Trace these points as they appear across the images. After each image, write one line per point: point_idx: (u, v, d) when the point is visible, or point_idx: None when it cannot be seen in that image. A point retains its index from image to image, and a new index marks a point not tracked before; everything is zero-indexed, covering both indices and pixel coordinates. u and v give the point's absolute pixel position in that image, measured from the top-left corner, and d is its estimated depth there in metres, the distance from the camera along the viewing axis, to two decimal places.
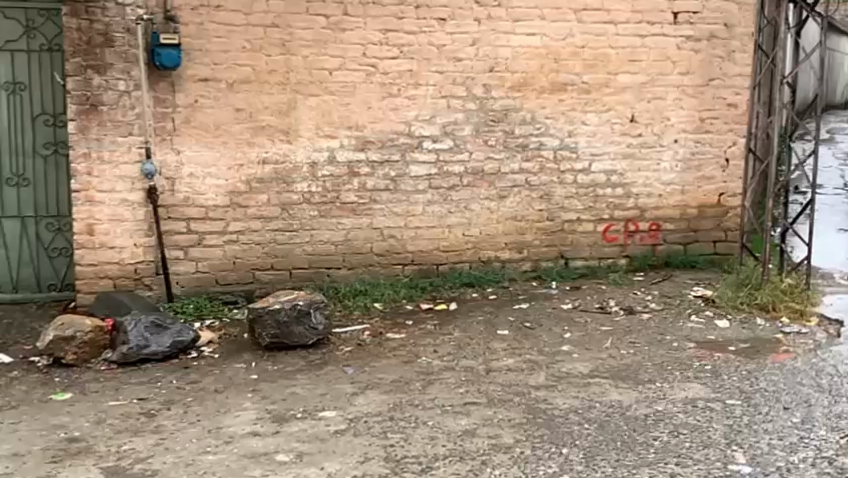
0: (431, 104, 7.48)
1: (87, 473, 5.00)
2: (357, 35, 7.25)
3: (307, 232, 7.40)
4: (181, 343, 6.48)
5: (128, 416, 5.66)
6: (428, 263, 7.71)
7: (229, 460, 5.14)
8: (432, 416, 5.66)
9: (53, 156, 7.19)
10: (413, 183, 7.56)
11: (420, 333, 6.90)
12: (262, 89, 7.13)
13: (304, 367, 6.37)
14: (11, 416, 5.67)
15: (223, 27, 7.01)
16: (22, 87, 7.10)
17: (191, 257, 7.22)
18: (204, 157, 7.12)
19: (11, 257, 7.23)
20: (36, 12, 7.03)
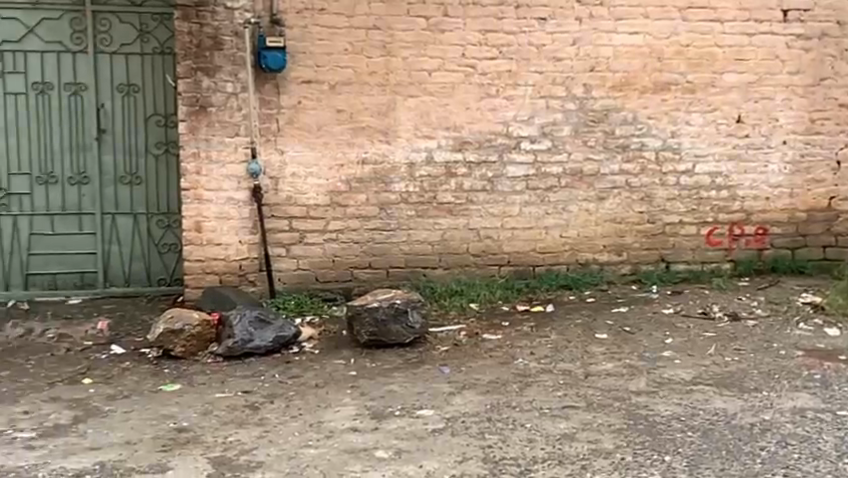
0: (530, 104, 7.44)
1: (195, 462, 5.08)
2: (456, 36, 7.25)
3: (404, 232, 7.41)
4: (283, 339, 6.58)
5: (233, 408, 5.76)
6: (525, 263, 7.65)
7: (330, 455, 5.17)
8: (530, 418, 5.61)
9: (165, 155, 7.35)
10: (510, 184, 7.52)
11: (517, 335, 6.85)
12: (363, 90, 7.17)
13: (402, 365, 6.40)
14: (123, 405, 5.80)
15: (325, 29, 7.06)
16: (136, 89, 7.26)
17: (293, 255, 7.28)
18: (306, 157, 7.18)
19: (124, 253, 7.39)
20: (149, 17, 7.21)
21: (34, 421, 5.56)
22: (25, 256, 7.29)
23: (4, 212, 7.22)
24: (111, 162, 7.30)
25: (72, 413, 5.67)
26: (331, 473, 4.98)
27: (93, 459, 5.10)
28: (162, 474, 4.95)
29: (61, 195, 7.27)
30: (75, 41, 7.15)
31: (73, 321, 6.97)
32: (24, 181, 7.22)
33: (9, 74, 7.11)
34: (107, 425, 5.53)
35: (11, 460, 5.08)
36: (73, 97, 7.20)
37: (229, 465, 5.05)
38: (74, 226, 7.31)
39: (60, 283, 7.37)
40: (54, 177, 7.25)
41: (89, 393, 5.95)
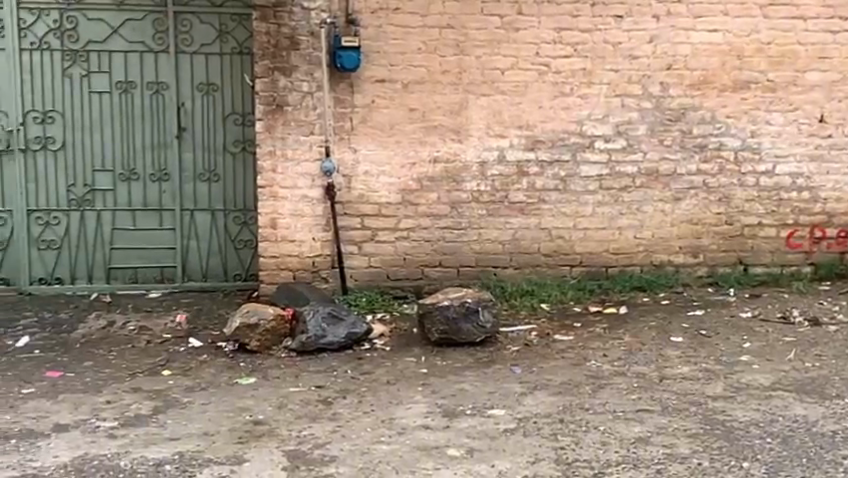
0: (604, 103, 7.35)
1: (270, 455, 5.13)
2: (530, 34, 7.19)
3: (475, 231, 7.38)
4: (355, 335, 6.61)
5: (307, 403, 5.80)
6: (598, 264, 7.56)
7: (402, 451, 5.17)
8: (604, 421, 5.54)
9: (242, 153, 7.40)
10: (583, 183, 7.44)
11: (590, 336, 6.78)
12: (436, 89, 7.15)
13: (473, 364, 6.37)
14: (202, 397, 5.87)
15: (400, 28, 7.06)
16: (215, 88, 7.31)
17: (364, 252, 7.29)
18: (378, 155, 7.19)
19: (202, 248, 7.47)
20: (229, 17, 7.24)
21: (116, 411, 5.65)
22: (108, 250, 7.42)
23: (88, 208, 7.35)
24: (191, 159, 7.38)
25: (152, 403, 5.76)
26: (404, 469, 4.98)
27: (173, 449, 5.17)
28: (239, 466, 5.00)
29: (142, 191, 7.37)
30: (157, 41, 7.22)
31: (152, 314, 7.08)
32: (107, 177, 7.34)
33: (93, 73, 7.21)
34: (186, 416, 5.61)
35: (93, 448, 5.18)
36: (155, 96, 7.28)
37: (304, 459, 5.08)
38: (155, 222, 7.41)
39: (141, 277, 7.48)
40: (136, 174, 7.36)
41: (169, 384, 6.04)
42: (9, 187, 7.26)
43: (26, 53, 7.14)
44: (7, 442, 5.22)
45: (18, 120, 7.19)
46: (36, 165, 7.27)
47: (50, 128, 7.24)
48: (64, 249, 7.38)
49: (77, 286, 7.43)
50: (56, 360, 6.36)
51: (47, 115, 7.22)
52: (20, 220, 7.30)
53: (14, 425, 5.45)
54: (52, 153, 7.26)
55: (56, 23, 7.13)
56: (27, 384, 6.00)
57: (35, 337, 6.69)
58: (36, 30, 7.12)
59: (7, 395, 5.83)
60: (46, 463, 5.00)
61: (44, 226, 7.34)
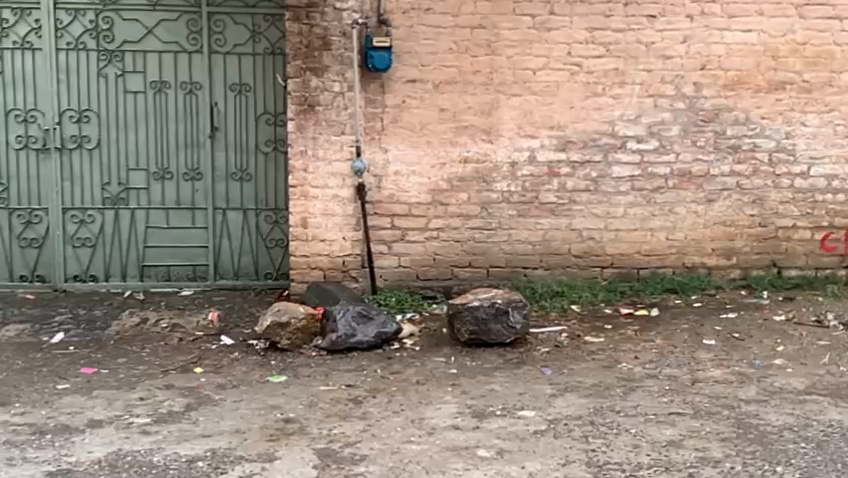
0: (637, 104, 7.30)
1: (301, 453, 5.16)
2: (562, 34, 7.16)
3: (505, 232, 7.37)
4: (385, 335, 6.63)
5: (337, 401, 5.83)
6: (629, 266, 7.52)
7: (432, 452, 5.18)
8: (635, 424, 5.51)
9: (274, 153, 7.45)
10: (615, 185, 7.40)
11: (620, 338, 6.74)
12: (466, 89, 7.15)
13: (502, 365, 6.36)
14: (233, 395, 5.92)
15: (431, 29, 7.07)
16: (248, 88, 7.37)
17: (394, 252, 7.31)
18: (409, 155, 7.20)
19: (234, 247, 7.54)
20: (262, 18, 7.30)
21: (149, 407, 5.72)
22: (141, 248, 7.51)
23: (122, 206, 7.44)
24: (223, 159, 7.44)
25: (184, 401, 5.82)
26: (434, 469, 4.98)
27: (205, 446, 5.23)
28: (270, 463, 5.04)
29: (175, 190, 7.45)
30: (191, 41, 7.29)
31: (185, 312, 7.16)
32: (141, 176, 7.42)
33: (128, 73, 7.30)
34: (218, 413, 5.66)
35: (127, 444, 5.24)
36: (189, 96, 7.35)
37: (334, 458, 5.11)
38: (188, 220, 7.49)
39: (174, 275, 7.56)
40: (169, 173, 7.43)
41: (201, 381, 6.10)
42: (46, 185, 7.38)
43: (63, 53, 7.24)
44: (42, 438, 5.30)
45: (54, 120, 7.30)
46: (72, 164, 7.37)
47: (86, 127, 7.34)
48: (99, 247, 7.48)
49: (111, 283, 7.52)
50: (91, 356, 6.45)
51: (82, 114, 7.32)
52: (56, 218, 7.40)
53: (49, 420, 5.53)
54: (87, 152, 7.36)
55: (93, 23, 7.23)
56: (62, 380, 6.09)
57: (70, 333, 6.79)
58: (72, 30, 7.23)
59: (42, 391, 5.92)
60: (81, 459, 5.07)
61: (79, 223, 7.44)
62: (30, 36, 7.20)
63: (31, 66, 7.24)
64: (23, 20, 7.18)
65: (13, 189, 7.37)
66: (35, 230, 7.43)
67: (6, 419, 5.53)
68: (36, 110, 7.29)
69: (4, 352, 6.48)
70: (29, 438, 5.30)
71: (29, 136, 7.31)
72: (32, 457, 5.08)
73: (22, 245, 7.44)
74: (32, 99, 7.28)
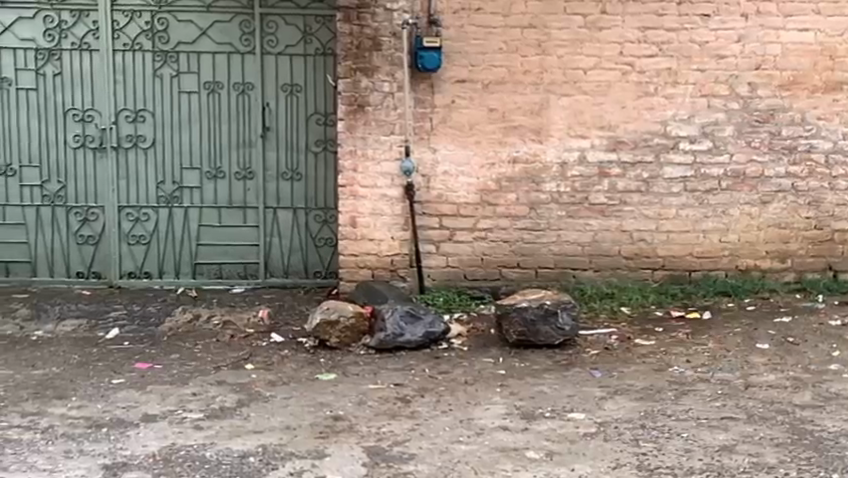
0: (690, 104, 7.22)
1: (351, 450, 5.20)
2: (614, 33, 7.11)
3: (554, 233, 7.34)
4: (433, 334, 6.64)
5: (386, 400, 5.86)
6: (681, 268, 7.45)
7: (481, 452, 5.18)
8: (687, 428, 5.44)
9: (323, 152, 7.52)
10: (667, 186, 7.32)
11: (671, 341, 6.67)
12: (516, 89, 7.13)
13: (551, 367, 6.33)
14: (283, 391, 5.99)
15: (481, 28, 7.06)
16: (299, 88, 7.44)
17: (442, 252, 7.32)
18: (458, 155, 7.21)
19: (284, 245, 7.63)
20: (313, 19, 7.36)
21: (201, 403, 5.81)
22: (194, 246, 7.63)
23: (176, 205, 7.57)
24: (274, 158, 7.53)
25: (236, 396, 5.90)
26: (483, 470, 4.98)
27: (257, 442, 5.29)
28: (320, 460, 5.08)
29: (227, 189, 7.56)
30: (244, 42, 7.39)
31: (237, 309, 7.25)
32: (194, 175, 7.54)
33: (183, 74, 7.42)
34: (268, 410, 5.73)
35: (180, 438, 5.33)
36: (241, 97, 7.45)
37: (383, 456, 5.14)
38: (239, 219, 7.59)
39: (225, 273, 7.67)
40: (222, 172, 7.54)
41: (252, 378, 6.18)
42: (102, 183, 7.54)
43: (120, 54, 7.39)
44: (98, 431, 5.42)
45: (111, 119, 7.45)
46: (127, 163, 7.52)
47: (141, 126, 7.48)
48: (154, 244, 7.62)
49: (164, 280, 7.66)
50: (145, 352, 6.57)
51: (138, 114, 7.46)
52: (112, 216, 7.56)
53: (105, 414, 5.65)
54: (142, 151, 7.50)
55: (148, 25, 7.35)
56: (117, 375, 6.21)
57: (125, 329, 6.93)
58: (128, 31, 7.36)
59: (97, 385, 6.05)
60: (136, 452, 5.17)
61: (134, 221, 7.59)
62: (88, 36, 7.36)
63: (89, 66, 7.39)
64: (81, 21, 7.34)
65: (70, 187, 7.53)
66: (91, 228, 7.59)
67: (64, 412, 5.66)
68: (93, 109, 7.45)
69: (61, 347, 6.63)
70: (86, 431, 5.42)
71: (86, 135, 7.47)
72: (89, 450, 5.19)
73: (79, 242, 7.61)
74: (89, 99, 7.44)
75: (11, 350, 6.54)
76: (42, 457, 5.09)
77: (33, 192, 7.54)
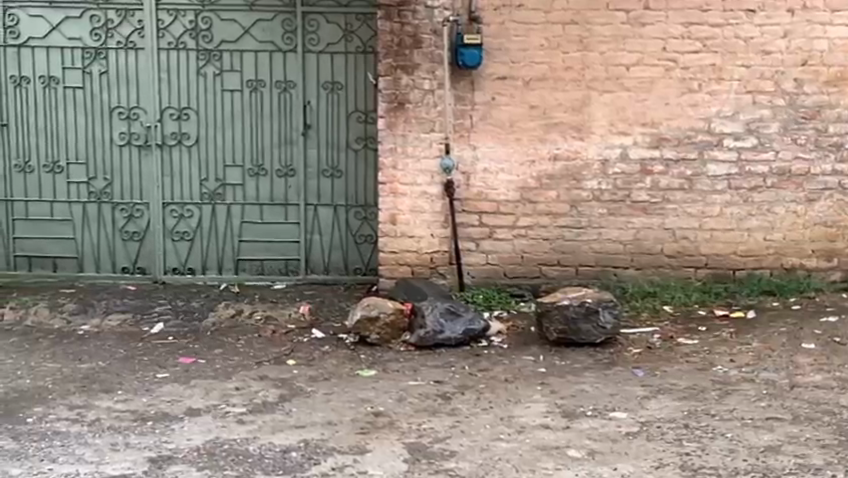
0: (734, 100, 7.13)
1: (392, 446, 5.22)
2: (657, 29, 7.04)
3: (595, 231, 7.30)
4: (472, 332, 6.65)
5: (426, 397, 5.88)
6: (724, 267, 7.37)
7: (522, 450, 5.17)
8: (731, 428, 5.38)
9: (364, 150, 7.55)
10: (710, 183, 7.24)
11: (715, 340, 6.60)
12: (557, 86, 7.10)
13: (592, 365, 6.30)
14: (324, 387, 6.03)
15: (522, 25, 7.03)
16: (340, 86, 7.48)
17: (482, 249, 7.32)
18: (498, 153, 7.19)
19: (325, 242, 7.69)
20: (354, 17, 7.38)
21: (244, 397, 5.88)
22: (236, 242, 7.72)
23: (219, 202, 7.66)
24: (315, 156, 7.58)
25: (278, 391, 5.96)
26: (524, 468, 4.97)
27: (299, 437, 5.34)
28: (362, 456, 5.11)
29: (269, 186, 7.63)
30: (286, 41, 7.44)
31: (278, 304, 7.31)
32: (237, 172, 7.63)
33: (226, 72, 7.49)
34: (310, 405, 5.77)
35: (224, 432, 5.40)
36: (283, 95, 7.51)
37: (424, 453, 5.16)
38: (281, 216, 7.66)
39: (267, 269, 7.75)
40: (264, 169, 7.62)
41: (293, 373, 6.23)
42: (147, 181, 7.64)
43: (164, 53, 7.49)
44: (144, 424, 5.51)
45: (155, 117, 7.55)
46: (171, 160, 7.61)
47: (185, 124, 7.57)
48: (197, 240, 7.72)
49: (207, 276, 7.76)
50: (189, 347, 6.66)
51: (182, 112, 7.55)
52: (156, 212, 7.67)
53: (150, 407, 5.74)
54: (186, 148, 7.60)
55: (192, 24, 7.44)
56: (162, 369, 6.30)
57: (169, 324, 7.03)
58: (173, 30, 7.45)
59: (142, 379, 6.14)
60: (181, 446, 5.24)
61: (178, 218, 7.69)
62: (133, 36, 7.47)
63: (134, 65, 7.50)
64: (127, 20, 7.45)
65: (116, 184, 7.66)
66: (136, 224, 7.71)
67: (110, 406, 5.75)
68: (138, 107, 7.55)
69: (108, 341, 6.75)
70: (131, 424, 5.51)
71: (131, 133, 7.58)
72: (135, 443, 5.27)
73: (124, 238, 7.73)
74: (134, 97, 7.54)
75: (59, 345, 6.67)
76: (89, 450, 5.18)
77: (80, 188, 7.68)
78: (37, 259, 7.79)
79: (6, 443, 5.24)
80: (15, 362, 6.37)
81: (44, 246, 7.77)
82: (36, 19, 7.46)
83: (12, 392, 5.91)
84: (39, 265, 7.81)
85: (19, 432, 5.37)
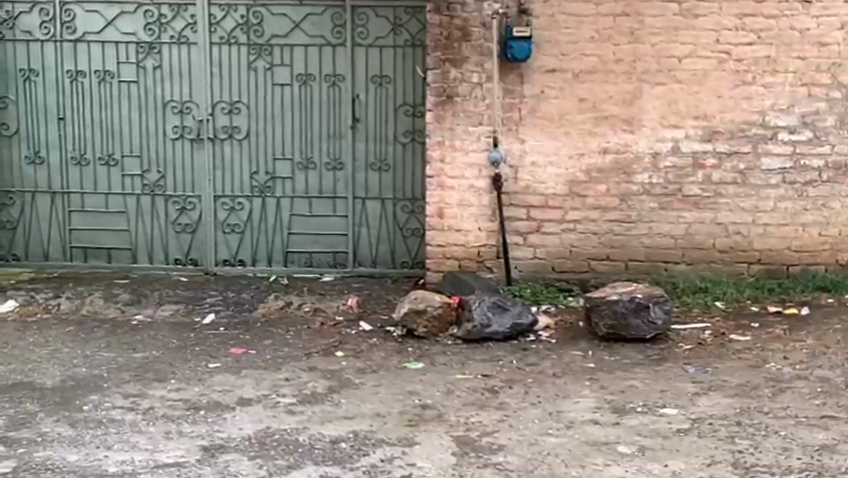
0: (790, 93, 7.02)
1: (440, 439, 5.23)
2: (711, 20, 6.94)
3: (645, 225, 7.23)
4: (520, 326, 6.63)
5: (473, 390, 5.88)
6: (778, 262, 7.26)
7: (571, 445, 5.14)
8: (785, 426, 5.29)
9: (411, 143, 7.57)
10: (764, 177, 7.13)
11: (768, 337, 6.49)
12: (607, 79, 7.03)
13: (641, 361, 6.24)
14: (372, 379, 6.06)
15: (572, 17, 6.97)
16: (388, 80, 7.50)
17: (530, 243, 7.28)
18: (547, 146, 7.15)
19: (373, 235, 7.73)
20: (403, 10, 7.39)
21: (294, 388, 5.94)
22: (286, 235, 7.79)
23: (269, 195, 7.74)
24: (363, 149, 7.62)
25: (327, 383, 6.01)
26: (573, 463, 4.94)
27: (348, 428, 5.38)
28: (410, 448, 5.13)
29: (318, 180, 7.69)
30: (335, 35, 7.49)
31: (327, 297, 7.36)
32: (286, 165, 7.70)
33: (276, 66, 7.56)
34: (358, 396, 5.81)
35: (275, 422, 5.46)
36: (332, 88, 7.56)
37: (472, 446, 5.16)
38: (329, 209, 7.72)
39: (316, 261, 7.82)
40: (313, 162, 7.67)
41: (342, 365, 6.27)
42: (199, 173, 7.75)
43: (216, 47, 7.58)
44: (196, 413, 5.59)
45: (208, 111, 7.65)
46: (223, 154, 7.71)
47: (236, 118, 7.66)
48: (248, 233, 7.81)
49: (257, 268, 7.85)
50: (239, 337, 6.74)
51: (234, 106, 7.64)
52: (208, 205, 7.77)
53: (202, 397, 5.82)
54: (237, 142, 7.69)
55: (243, 18, 7.51)
56: (213, 359, 6.39)
57: (221, 315, 7.13)
58: (225, 25, 7.54)
59: (194, 369, 6.24)
60: (233, 434, 5.31)
61: (229, 210, 7.78)
62: (186, 30, 7.57)
63: (187, 59, 7.60)
64: (180, 15, 7.54)
65: (169, 177, 7.77)
66: (188, 216, 7.82)
67: (164, 394, 5.85)
68: (191, 101, 7.66)
69: (161, 331, 6.86)
70: (184, 413, 5.60)
71: (184, 127, 7.69)
72: (188, 431, 5.35)
73: (176, 230, 7.85)
74: (187, 91, 7.65)
75: (114, 334, 6.80)
76: (144, 437, 5.27)
77: (134, 181, 7.82)
78: (92, 250, 7.95)
79: (63, 430, 5.36)
80: (71, 351, 6.51)
81: (99, 237, 7.92)
82: (92, 15, 7.60)
83: (69, 380, 6.04)
84: (95, 256, 7.96)
85: (76, 420, 5.49)
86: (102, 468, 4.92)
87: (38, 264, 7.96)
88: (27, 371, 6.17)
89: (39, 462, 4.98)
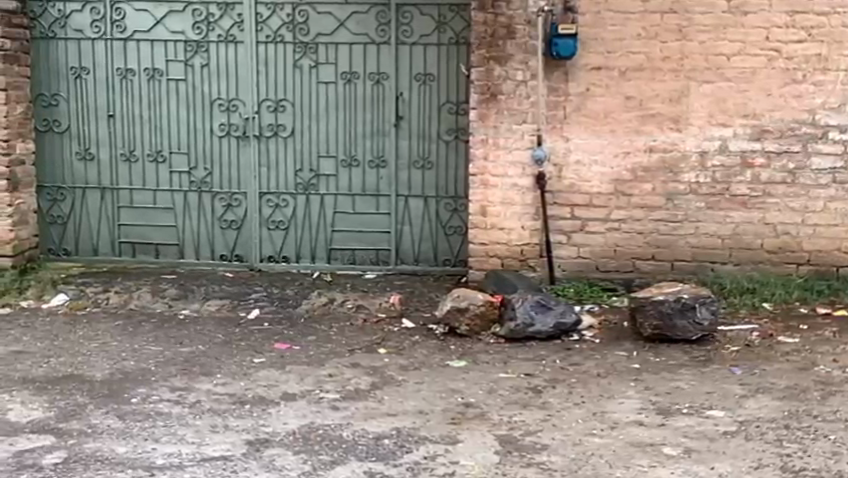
0: (841, 91, 6.89)
1: (483, 437, 5.22)
2: (760, 18, 6.83)
3: (692, 225, 7.14)
4: (564, 326, 6.59)
5: (517, 389, 5.86)
6: (827, 263, 7.13)
7: (616, 446, 5.10)
8: (835, 430, 5.19)
9: (455, 141, 7.56)
10: (814, 177, 7.01)
11: (818, 339, 6.38)
12: (654, 76, 6.96)
13: (687, 362, 6.16)
14: (415, 377, 6.07)
15: (618, 14, 6.91)
16: (432, 78, 7.50)
17: (573, 242, 7.24)
18: (592, 145, 7.10)
19: (415, 233, 7.75)
20: (448, 8, 7.39)
21: (337, 384, 5.97)
22: (330, 232, 7.84)
23: (313, 192, 7.79)
24: (407, 147, 7.64)
25: (370, 379, 6.03)
26: (617, 464, 4.90)
27: (391, 425, 5.39)
28: (453, 446, 5.13)
29: (361, 177, 7.73)
30: (380, 33, 7.52)
31: (370, 294, 7.37)
32: (331, 163, 7.75)
33: (321, 64, 7.61)
34: (401, 394, 5.82)
35: (319, 418, 5.50)
36: (376, 87, 7.59)
37: (515, 445, 5.14)
38: (373, 206, 7.75)
39: (359, 259, 7.86)
40: (357, 160, 7.71)
41: (384, 362, 6.29)
42: (245, 170, 7.82)
43: (263, 45, 7.64)
44: (242, 407, 5.64)
45: (254, 109, 7.73)
46: (268, 151, 7.78)
47: (282, 116, 7.72)
48: (292, 230, 7.87)
49: (301, 264, 7.91)
50: (283, 333, 6.79)
51: (279, 103, 7.70)
52: (253, 202, 7.85)
53: (248, 391, 5.88)
54: (283, 140, 7.75)
55: (289, 17, 7.57)
56: (259, 355, 6.45)
57: (266, 310, 7.19)
58: (271, 24, 7.60)
59: (240, 364, 6.30)
60: (278, 429, 5.35)
61: (274, 207, 7.85)
62: (233, 29, 7.64)
63: (233, 57, 7.68)
64: (227, 13, 7.62)
65: (215, 174, 7.86)
66: (234, 213, 7.90)
67: (210, 388, 5.91)
68: (237, 99, 7.74)
69: (207, 326, 6.94)
70: (230, 407, 5.65)
71: (231, 124, 7.78)
72: (234, 425, 5.41)
73: (222, 226, 7.94)
74: (234, 89, 7.73)
75: (162, 328, 6.89)
76: (190, 430, 5.34)
77: (181, 178, 7.92)
78: (140, 245, 8.07)
79: (112, 422, 5.45)
80: (120, 344, 6.61)
81: (147, 233, 8.04)
82: (141, 14, 7.71)
83: (118, 373, 6.13)
84: (142, 252, 8.08)
85: (124, 412, 5.58)
86: (151, 460, 4.99)
87: (88, 258, 8.11)
88: (78, 364, 6.28)
89: (89, 454, 5.07)
